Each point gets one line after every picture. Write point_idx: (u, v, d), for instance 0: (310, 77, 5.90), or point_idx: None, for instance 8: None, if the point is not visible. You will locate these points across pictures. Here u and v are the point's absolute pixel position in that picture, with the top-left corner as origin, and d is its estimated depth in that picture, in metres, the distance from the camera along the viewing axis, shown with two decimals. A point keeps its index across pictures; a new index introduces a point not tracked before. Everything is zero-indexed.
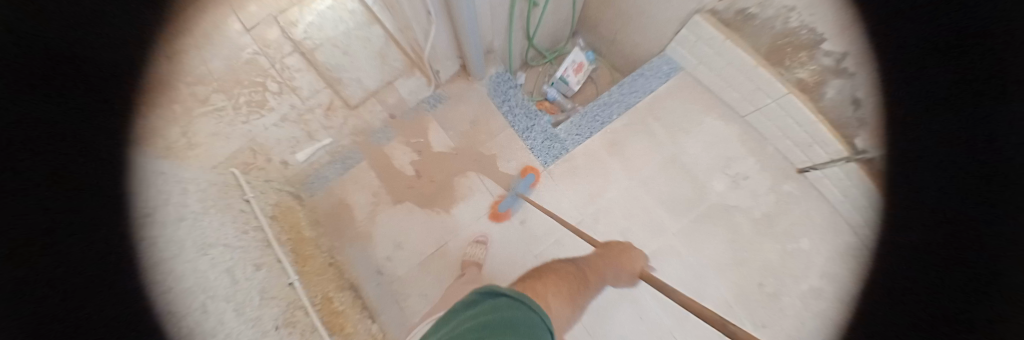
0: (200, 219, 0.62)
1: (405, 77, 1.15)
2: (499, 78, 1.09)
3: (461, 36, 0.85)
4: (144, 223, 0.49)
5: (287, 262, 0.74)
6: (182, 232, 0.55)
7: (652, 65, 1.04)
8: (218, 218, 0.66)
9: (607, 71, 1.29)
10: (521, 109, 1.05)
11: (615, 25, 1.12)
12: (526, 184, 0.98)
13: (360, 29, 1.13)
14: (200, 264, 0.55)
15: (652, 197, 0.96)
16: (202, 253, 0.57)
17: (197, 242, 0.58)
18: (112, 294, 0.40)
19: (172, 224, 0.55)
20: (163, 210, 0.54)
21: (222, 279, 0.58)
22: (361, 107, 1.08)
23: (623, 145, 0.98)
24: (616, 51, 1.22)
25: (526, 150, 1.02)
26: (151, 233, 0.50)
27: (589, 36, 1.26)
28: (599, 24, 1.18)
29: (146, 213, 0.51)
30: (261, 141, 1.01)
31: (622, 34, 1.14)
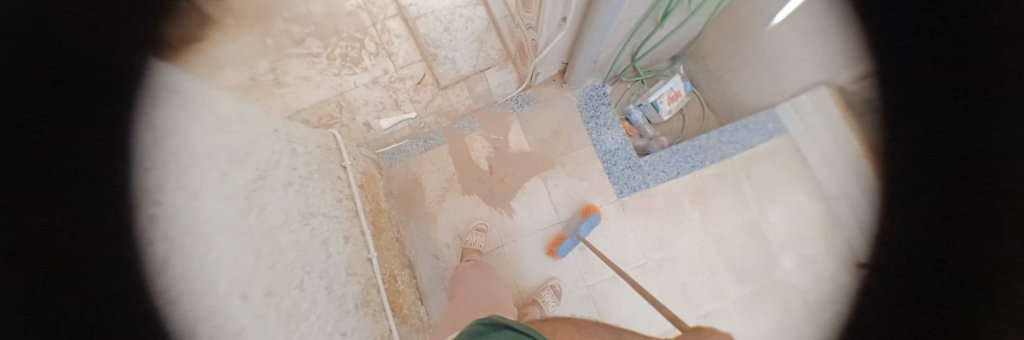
0: (304, 182, 0.58)
1: (497, 68, 1.09)
2: (593, 91, 1.02)
3: (583, 43, 0.76)
4: (258, 185, 0.46)
5: (370, 237, 0.72)
6: (280, 201, 0.50)
7: (758, 119, 1.03)
8: (322, 182, 0.62)
9: (697, 104, 1.25)
10: (609, 130, 0.98)
11: (727, 65, 1.08)
12: (588, 227, 0.90)
13: (465, 8, 1.11)
14: (296, 225, 0.52)
15: (721, 257, 0.96)
16: (301, 221, 0.53)
17: (302, 208, 0.55)
18: (232, 264, 0.36)
19: (282, 187, 0.52)
20: (269, 175, 0.50)
21: (318, 252, 0.55)
22: (450, 88, 1.07)
23: (707, 195, 0.97)
24: (717, 89, 1.17)
25: (603, 174, 0.96)
26: (263, 203, 0.46)
27: (692, 65, 1.21)
28: (708, 57, 1.13)
29: (257, 178, 0.46)
30: (348, 98, 1.04)
31: (730, 75, 1.10)
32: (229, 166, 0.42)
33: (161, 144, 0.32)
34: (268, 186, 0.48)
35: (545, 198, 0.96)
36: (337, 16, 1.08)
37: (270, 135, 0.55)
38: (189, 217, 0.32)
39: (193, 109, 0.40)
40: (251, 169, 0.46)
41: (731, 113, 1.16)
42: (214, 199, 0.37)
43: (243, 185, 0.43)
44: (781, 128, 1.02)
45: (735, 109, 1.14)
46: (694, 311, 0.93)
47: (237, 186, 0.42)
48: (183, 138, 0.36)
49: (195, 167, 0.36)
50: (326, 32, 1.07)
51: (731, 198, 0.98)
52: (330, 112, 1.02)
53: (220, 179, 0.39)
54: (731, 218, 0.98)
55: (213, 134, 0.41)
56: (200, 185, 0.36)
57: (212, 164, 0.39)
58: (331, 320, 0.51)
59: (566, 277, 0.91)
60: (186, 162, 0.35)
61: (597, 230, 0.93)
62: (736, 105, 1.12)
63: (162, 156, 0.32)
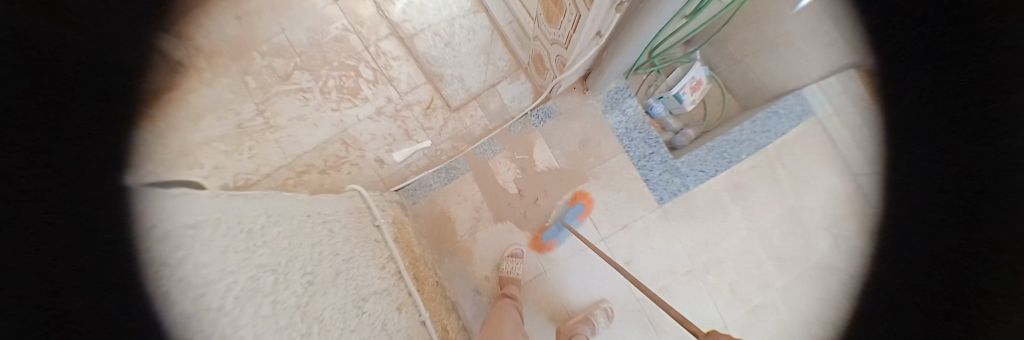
0: (340, 277, 0.53)
1: (508, 81, 0.99)
2: (617, 93, 0.94)
3: (617, 50, 0.69)
4: (306, 299, 0.43)
5: (418, 297, 0.70)
6: (335, 300, 0.48)
7: (785, 103, 0.93)
8: (363, 262, 0.62)
9: (717, 90, 1.14)
10: (640, 133, 0.93)
11: (753, 44, 0.95)
12: (574, 214, 0.90)
13: (465, 18, 0.99)
14: (354, 318, 0.49)
15: (765, 250, 0.94)
16: (358, 311, 0.52)
17: (342, 303, 0.50)
18: None
19: (326, 293, 0.48)
20: (317, 275, 0.49)
21: (381, 338, 0.53)
22: (462, 109, 0.98)
23: (746, 190, 0.95)
24: (737, 71, 1.05)
25: (640, 181, 0.92)
26: (318, 312, 0.43)
27: (709, 50, 1.11)
28: (729, 39, 1.01)
29: (306, 286, 0.45)
30: (353, 134, 0.94)
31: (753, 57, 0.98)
32: (277, 290, 0.39)
33: (205, 307, 0.29)
34: (318, 289, 0.46)
35: (584, 218, 0.92)
36: (323, 43, 0.96)
37: (306, 226, 0.55)
38: None
39: (226, 243, 0.37)
40: (298, 278, 0.44)
41: (752, 97, 1.06)
42: (278, 336, 0.34)
43: (294, 306, 0.40)
44: (807, 110, 0.93)
45: (756, 92, 1.04)
46: (745, 306, 0.93)
47: (289, 307, 0.39)
48: (232, 282, 0.34)
49: (245, 310, 0.33)
50: (314, 64, 0.95)
51: (770, 189, 0.95)
52: (337, 152, 0.93)
53: (273, 310, 0.37)
54: (771, 210, 0.95)
55: (251, 259, 0.39)
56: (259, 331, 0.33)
57: (260, 297, 0.36)
58: None
59: (615, 293, 0.90)
60: (236, 310, 0.32)
61: (643, 243, 0.91)
62: (756, 89, 1.03)
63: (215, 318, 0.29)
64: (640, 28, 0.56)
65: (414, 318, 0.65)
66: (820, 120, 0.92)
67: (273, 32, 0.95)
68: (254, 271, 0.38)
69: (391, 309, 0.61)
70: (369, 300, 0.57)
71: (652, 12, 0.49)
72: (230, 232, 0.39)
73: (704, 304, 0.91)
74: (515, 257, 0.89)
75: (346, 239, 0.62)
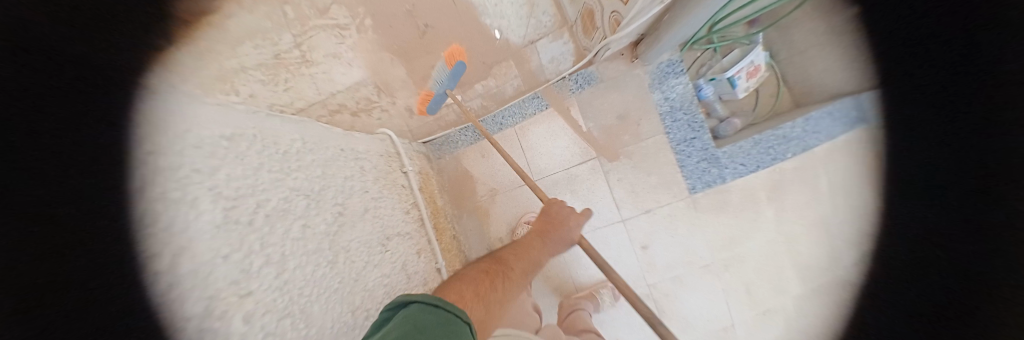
0: (367, 214, 0.54)
1: (551, 39, 0.92)
2: (668, 67, 0.85)
3: (683, 12, 0.61)
4: (336, 229, 0.45)
5: (436, 245, 0.72)
6: (360, 235, 0.50)
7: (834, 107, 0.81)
8: (390, 203, 0.63)
9: (772, 81, 1.01)
10: (684, 114, 0.85)
11: (825, 34, 0.82)
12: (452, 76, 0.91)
13: None
14: (378, 254, 0.52)
15: (791, 258, 0.89)
16: (381, 248, 0.54)
17: (367, 237, 0.52)
18: (328, 313, 0.38)
19: (352, 223, 0.49)
20: (348, 207, 0.50)
21: (399, 275, 0.56)
22: (496, 67, 0.95)
23: (783, 190, 0.89)
24: (801, 64, 0.92)
25: (674, 167, 0.87)
26: (346, 242, 0.46)
27: (773, 34, 0.96)
28: (800, 24, 0.87)
29: (336, 216, 0.47)
30: (385, 79, 0.93)
31: (820, 49, 0.86)
32: (308, 214, 0.41)
33: (235, 220, 0.30)
34: (348, 220, 0.49)
35: (605, 197, 0.90)
36: None
37: (337, 157, 0.55)
38: (283, 295, 0.32)
39: (261, 161, 0.38)
40: (329, 208, 0.46)
41: (807, 93, 0.94)
42: (304, 259, 0.37)
43: (323, 234, 0.42)
44: (858, 118, 0.78)
45: (813, 90, 0.92)
46: (753, 309, 0.91)
47: (319, 234, 0.41)
48: (264, 200, 0.35)
49: (276, 230, 0.35)
50: None
51: (812, 196, 0.87)
52: (367, 95, 0.93)
53: (303, 234, 0.39)
54: (808, 218, 0.88)
55: (284, 182, 0.40)
56: (290, 251, 0.35)
57: (292, 219, 0.38)
58: None
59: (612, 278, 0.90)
60: (268, 228, 0.34)
61: (663, 230, 0.88)
62: (816, 85, 0.91)
63: (246, 232, 0.31)
64: None
65: (430, 263, 0.68)
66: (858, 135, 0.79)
67: None
68: (284, 194, 0.38)
69: (411, 252, 0.63)
70: (393, 237, 0.59)
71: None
72: (267, 151, 0.40)
73: (710, 302, 0.90)
74: (529, 224, 0.89)
75: (374, 179, 0.63)
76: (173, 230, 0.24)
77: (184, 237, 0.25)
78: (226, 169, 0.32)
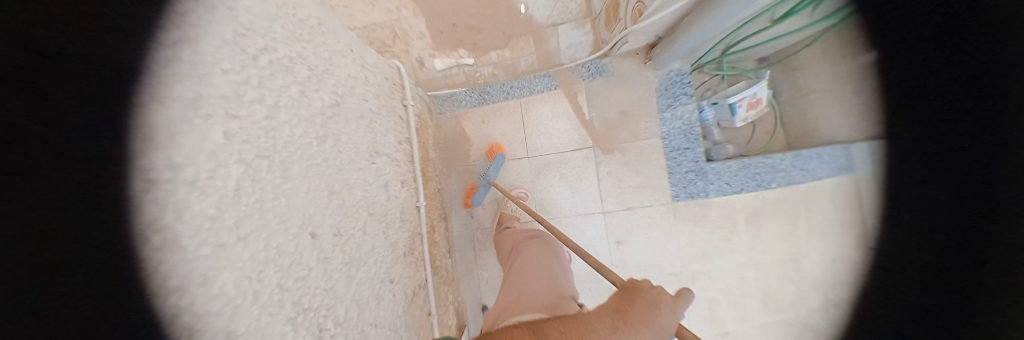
0: (360, 121, 0.54)
1: (573, 25, 0.92)
2: (677, 76, 0.89)
3: (700, 17, 0.65)
4: (331, 114, 0.46)
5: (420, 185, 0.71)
6: (351, 134, 0.50)
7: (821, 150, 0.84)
8: (385, 128, 0.63)
9: (770, 118, 1.06)
10: (683, 124, 0.88)
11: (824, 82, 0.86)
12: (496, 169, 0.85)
13: None
14: (363, 162, 0.52)
15: (757, 283, 0.91)
16: (368, 159, 0.54)
17: (358, 145, 0.52)
18: (309, 176, 0.39)
19: (342, 120, 0.49)
20: (344, 104, 0.50)
21: (380, 194, 0.55)
22: (514, 39, 0.94)
23: (762, 215, 0.90)
24: (799, 106, 0.97)
25: (665, 172, 0.89)
26: (335, 130, 0.46)
27: (777, 75, 1.01)
28: (801, 68, 0.92)
29: (332, 104, 0.47)
30: (403, 25, 0.92)
31: (818, 94, 0.90)
32: (308, 85, 0.42)
33: (240, 44, 0.31)
34: (342, 115, 0.49)
35: (593, 186, 0.91)
36: None
37: (348, 57, 0.54)
38: (271, 134, 0.33)
39: (280, 21, 0.39)
40: (329, 93, 0.46)
41: (802, 135, 0.99)
42: (294, 118, 0.38)
43: (317, 110, 0.43)
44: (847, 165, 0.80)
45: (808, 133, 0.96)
46: (714, 326, 0.92)
47: (313, 107, 0.42)
48: (271, 49, 0.36)
49: (276, 79, 0.36)
50: None
51: (787, 227, 0.90)
52: (382, 37, 0.92)
53: (299, 97, 0.39)
54: (779, 246, 0.91)
55: (294, 47, 0.41)
56: (281, 106, 0.36)
57: (291, 79, 0.39)
58: (376, 260, 0.51)
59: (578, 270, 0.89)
60: (268, 71, 0.34)
61: (641, 229, 0.90)
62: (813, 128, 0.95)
63: (248, 64, 0.32)
64: None
65: (411, 200, 0.67)
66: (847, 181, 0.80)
67: None
68: (292, 59, 0.40)
69: (395, 179, 0.63)
70: (381, 158, 0.59)
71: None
72: (287, 16, 0.41)
73: None
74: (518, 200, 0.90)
75: (377, 97, 0.62)
76: (171, 14, 0.25)
77: (180, 32, 0.25)
78: (246, 3, 0.33)
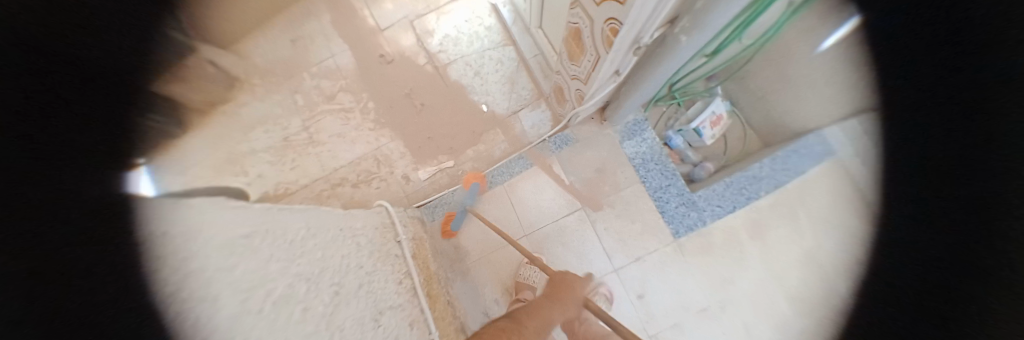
0: (359, 290, 0.56)
1: (530, 108, 1.08)
2: (635, 125, 0.98)
3: (634, 85, 0.75)
4: (332, 308, 0.47)
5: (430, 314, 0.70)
6: (355, 311, 0.51)
7: (799, 145, 0.86)
8: (384, 277, 0.65)
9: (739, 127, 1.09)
10: (656, 164, 0.95)
11: (777, 83, 0.86)
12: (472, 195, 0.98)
13: (494, 50, 1.10)
14: (372, 330, 0.51)
15: (787, 294, 0.90)
16: (375, 324, 0.53)
17: (366, 317, 0.53)
18: None
19: (345, 301, 0.51)
20: (344, 286, 0.53)
21: None
22: (485, 134, 1.06)
23: (766, 230, 0.92)
24: (761, 108, 0.98)
25: (656, 213, 0.93)
26: (342, 321, 0.47)
27: (733, 85, 1.03)
28: (751, 76, 0.94)
29: (333, 295, 0.49)
30: (383, 151, 1.02)
31: (773, 95, 0.91)
32: (309, 297, 0.45)
33: (247, 309, 0.35)
34: (347, 291, 0.53)
35: (595, 246, 0.95)
36: (367, 66, 1.08)
37: (339, 239, 0.60)
38: None
39: (272, 253, 0.46)
40: (327, 287, 0.49)
41: (774, 134, 0.98)
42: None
43: (324, 314, 0.45)
44: (827, 150, 0.80)
45: (776, 131, 0.96)
46: None
47: (317, 314, 0.43)
48: (268, 289, 0.40)
49: (280, 315, 0.38)
50: (355, 87, 1.07)
51: (792, 231, 0.92)
52: (366, 167, 1.01)
53: (303, 316, 0.41)
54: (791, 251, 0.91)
55: (289, 268, 0.46)
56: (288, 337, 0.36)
57: (293, 303, 0.41)
58: None
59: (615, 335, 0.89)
60: (274, 314, 0.38)
61: (656, 277, 0.91)
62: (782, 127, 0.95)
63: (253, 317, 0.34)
64: (649, 62, 0.64)
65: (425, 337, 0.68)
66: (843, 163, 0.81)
67: (322, 57, 1.12)
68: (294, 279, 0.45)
69: (405, 326, 0.62)
70: (388, 314, 0.60)
71: (671, 53, 0.56)
72: (278, 243, 0.49)
73: None
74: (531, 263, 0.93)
75: (369, 252, 0.66)
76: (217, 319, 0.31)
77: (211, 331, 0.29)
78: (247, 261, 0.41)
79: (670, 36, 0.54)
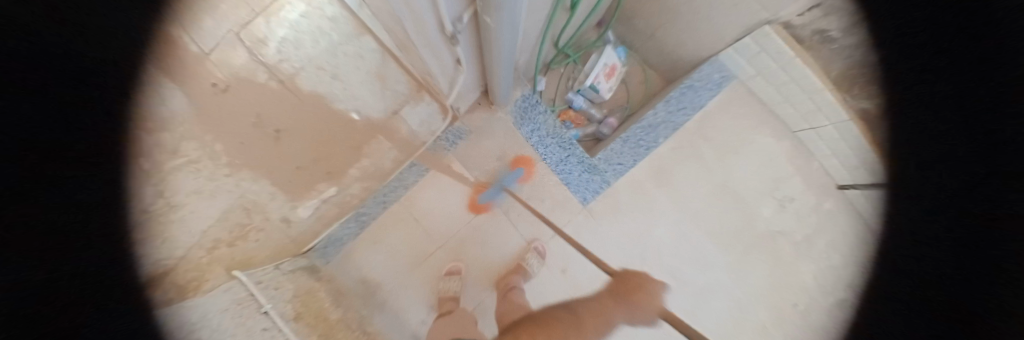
0: None
1: (412, 104, 0.93)
2: (525, 102, 0.89)
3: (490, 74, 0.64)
4: None
5: None
6: None
7: (704, 73, 0.81)
8: None
9: (639, 67, 1.03)
10: (554, 138, 0.87)
11: (665, 17, 0.79)
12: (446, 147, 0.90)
13: (347, 44, 0.87)
14: None
15: (704, 232, 0.88)
16: None
17: None
18: None
19: None
20: None
21: None
22: (367, 146, 0.92)
23: (670, 174, 0.87)
24: (654, 46, 0.93)
25: (561, 186, 0.87)
26: None
27: (620, 27, 0.96)
28: (636, 15, 0.87)
29: None
30: (253, 198, 0.89)
31: (664, 30, 0.84)
32: None
33: None
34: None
35: (514, 234, 0.90)
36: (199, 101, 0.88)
37: None
38: None
39: None
40: None
41: (672, 70, 0.96)
42: None
43: None
44: (727, 71, 0.83)
45: (675, 66, 0.93)
46: (690, 294, 0.88)
47: None
48: None
49: None
50: None
51: (700, 169, 0.87)
52: (237, 220, 0.88)
53: None
54: (701, 188, 0.87)
55: None
56: None
57: None
58: None
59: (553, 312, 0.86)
60: None
61: (576, 251, 0.88)
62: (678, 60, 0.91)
63: None
64: (484, 51, 0.53)
65: None
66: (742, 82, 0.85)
67: None
68: None
69: None
70: None
71: (494, 44, 0.44)
72: None
73: None
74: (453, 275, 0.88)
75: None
76: None
77: None
78: None
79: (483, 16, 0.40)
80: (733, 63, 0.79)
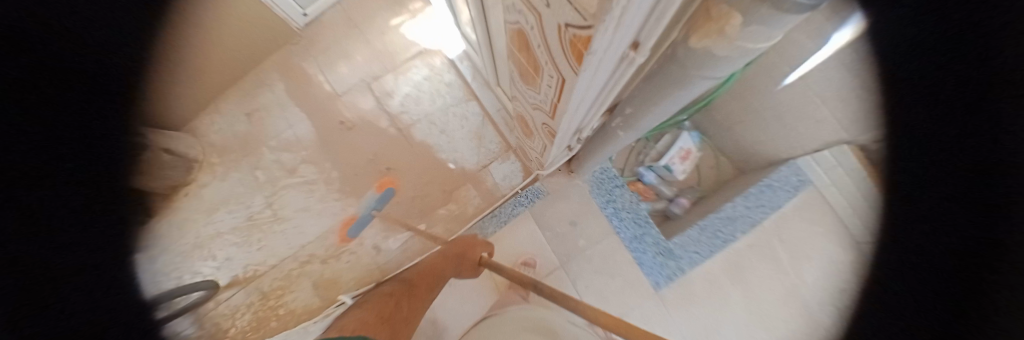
0: None
1: (500, 161, 1.07)
2: (603, 174, 0.99)
3: (590, 152, 0.73)
4: None
5: None
6: None
7: (780, 174, 0.77)
8: None
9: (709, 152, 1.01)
10: (628, 213, 0.97)
11: (744, 119, 0.78)
12: (378, 200, 1.01)
13: (457, 106, 1.07)
14: None
15: (768, 334, 0.89)
16: None
17: None
18: None
19: None
20: None
21: None
22: (457, 191, 1.05)
23: (745, 271, 0.91)
24: (727, 137, 0.90)
25: (634, 264, 0.97)
26: None
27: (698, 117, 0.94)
28: (715, 111, 0.86)
29: None
30: (352, 224, 1.02)
31: (741, 127, 0.82)
32: None
33: None
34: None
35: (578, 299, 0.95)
36: (329, 135, 1.06)
37: None
38: None
39: None
40: None
41: (747, 161, 0.90)
42: None
43: None
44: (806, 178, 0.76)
45: (750, 157, 0.88)
46: None
47: None
48: None
49: None
50: (318, 158, 1.06)
51: (772, 270, 0.88)
52: (337, 241, 1.02)
53: None
54: (771, 289, 0.88)
55: None
56: None
57: None
58: None
59: None
60: None
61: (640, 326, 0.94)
62: (752, 155, 0.86)
63: None
64: (597, 138, 0.63)
65: None
66: (822, 192, 0.74)
67: (281, 129, 1.08)
68: None
69: None
70: None
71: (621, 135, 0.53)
72: None
73: None
74: None
75: None
76: None
77: None
78: None
79: (604, 125, 0.57)
80: (813, 170, 0.72)
